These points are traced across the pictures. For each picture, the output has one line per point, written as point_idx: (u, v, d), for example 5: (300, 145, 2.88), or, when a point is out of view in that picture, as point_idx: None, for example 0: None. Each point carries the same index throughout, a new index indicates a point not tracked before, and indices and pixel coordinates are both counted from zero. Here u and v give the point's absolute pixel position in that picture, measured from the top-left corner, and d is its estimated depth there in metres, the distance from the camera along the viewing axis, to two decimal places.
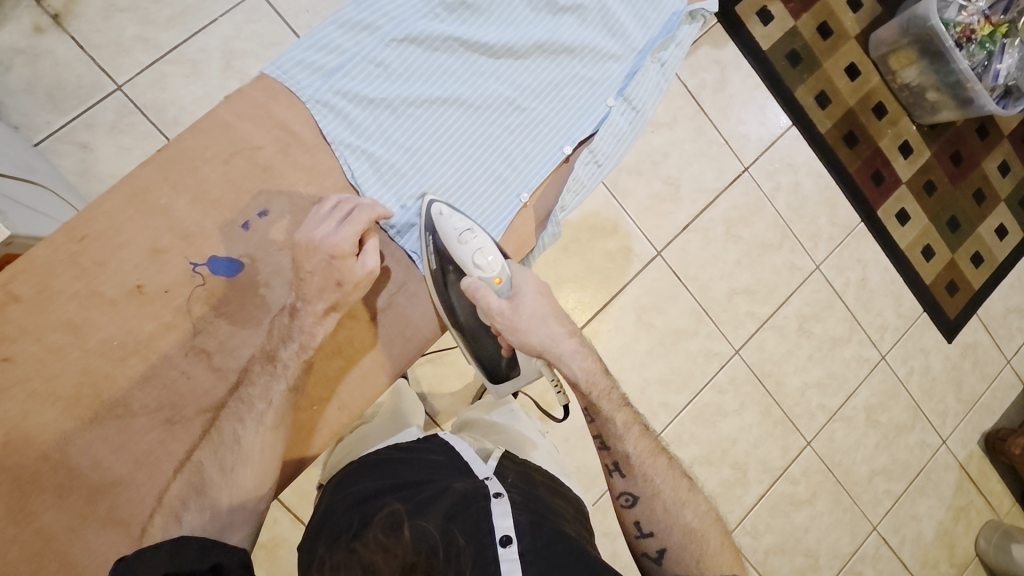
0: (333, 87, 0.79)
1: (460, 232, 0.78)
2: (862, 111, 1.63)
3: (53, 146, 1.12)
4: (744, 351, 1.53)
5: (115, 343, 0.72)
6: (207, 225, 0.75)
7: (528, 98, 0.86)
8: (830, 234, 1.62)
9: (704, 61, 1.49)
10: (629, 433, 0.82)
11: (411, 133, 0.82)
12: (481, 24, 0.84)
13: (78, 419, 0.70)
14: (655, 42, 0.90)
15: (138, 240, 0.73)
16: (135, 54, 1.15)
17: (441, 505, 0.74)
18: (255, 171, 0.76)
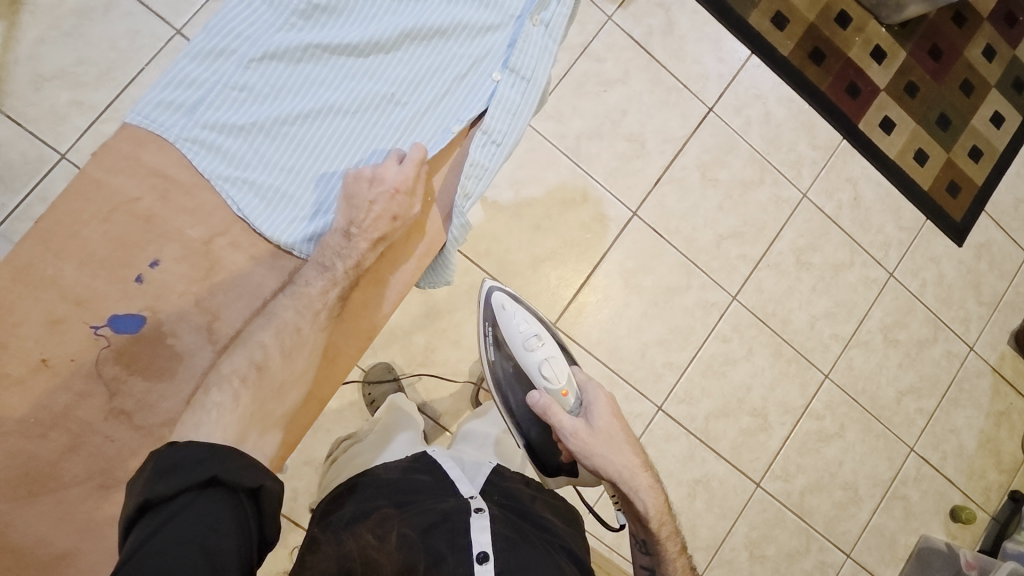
0: (198, 123, 0.73)
1: (527, 337, 1.06)
2: (823, 23, 1.55)
3: (14, 226, 1.13)
4: (742, 296, 1.49)
5: (32, 420, 0.67)
6: (101, 285, 0.70)
7: (408, 90, 0.80)
8: (812, 159, 1.55)
9: (646, 6, 1.43)
10: (672, 545, 0.89)
11: (291, 153, 0.76)
12: (341, 26, 0.78)
13: (13, 498, 0.66)
14: (529, 9, 0.84)
15: (33, 314, 0.68)
16: (72, 119, 1.16)
17: (425, 517, 0.78)
18: (137, 224, 0.71)
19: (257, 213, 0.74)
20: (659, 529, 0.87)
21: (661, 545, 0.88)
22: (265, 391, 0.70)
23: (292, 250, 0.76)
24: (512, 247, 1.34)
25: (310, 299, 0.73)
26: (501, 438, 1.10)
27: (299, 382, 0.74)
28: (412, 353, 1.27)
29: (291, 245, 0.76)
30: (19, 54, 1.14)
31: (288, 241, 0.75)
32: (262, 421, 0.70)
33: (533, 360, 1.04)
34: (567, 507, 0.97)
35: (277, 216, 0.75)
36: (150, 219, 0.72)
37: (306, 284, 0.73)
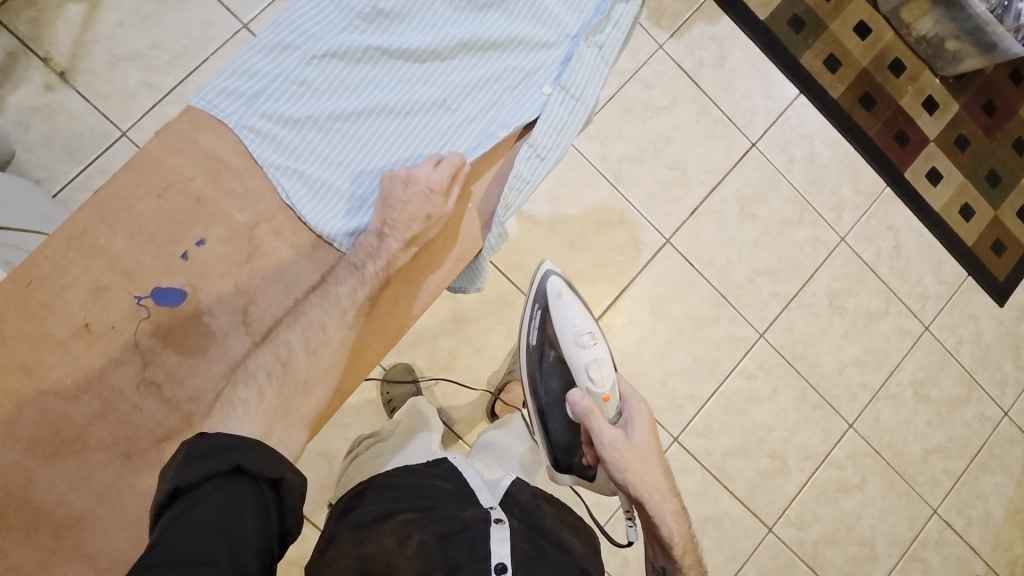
0: (258, 112, 0.75)
1: (580, 334, 1.07)
2: (877, 69, 1.53)
3: (71, 195, 1.18)
4: (771, 334, 1.46)
5: (68, 381, 0.69)
6: (147, 258, 0.72)
7: (459, 98, 0.82)
8: (854, 203, 1.53)
9: (701, 37, 1.44)
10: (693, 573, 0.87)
11: (342, 148, 0.77)
12: (402, 30, 0.80)
13: (41, 456, 0.68)
14: (585, 28, 0.85)
15: (82, 280, 0.70)
16: (139, 99, 1.21)
17: (445, 524, 0.79)
18: (188, 204, 0.74)
19: (304, 203, 0.76)
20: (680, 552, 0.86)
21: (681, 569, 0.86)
22: (290, 379, 0.71)
23: (332, 241, 0.77)
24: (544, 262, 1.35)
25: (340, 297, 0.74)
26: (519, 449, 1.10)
27: (324, 372, 0.75)
28: (436, 357, 1.27)
29: (332, 235, 0.76)
30: (98, 35, 1.20)
31: (329, 232, 0.76)
32: (285, 409, 0.71)
33: (582, 357, 1.04)
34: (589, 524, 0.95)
35: (321, 208, 0.76)
36: (200, 198, 0.74)
37: (337, 283, 0.74)
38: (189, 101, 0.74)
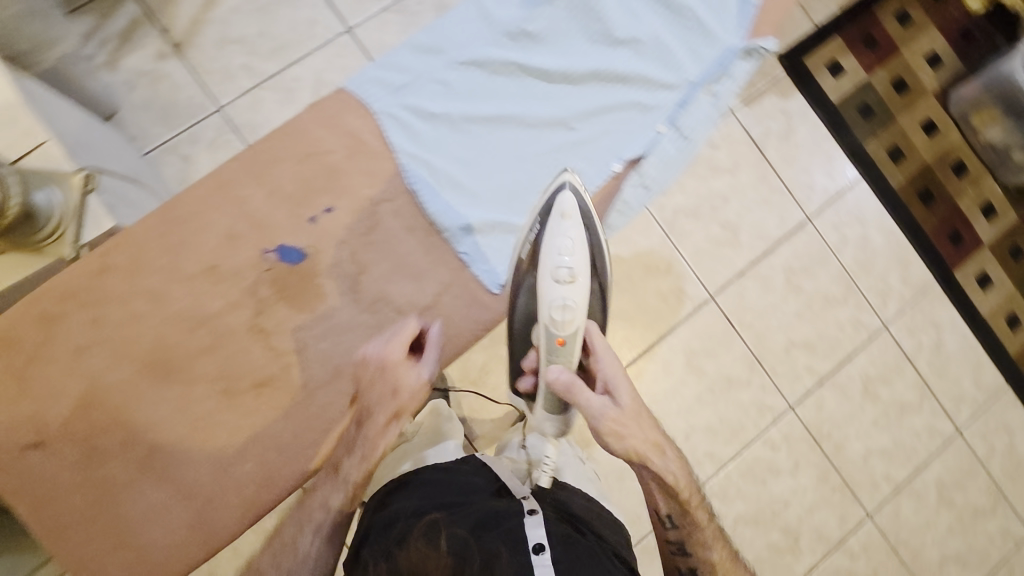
0: (403, 104, 0.84)
1: (560, 263, 0.80)
2: (939, 167, 1.57)
3: (160, 156, 1.25)
4: (800, 408, 1.46)
5: (187, 316, 0.80)
6: (278, 216, 0.82)
7: (581, 121, 0.86)
8: (901, 293, 1.53)
9: (770, 110, 1.49)
10: (711, 533, 0.82)
11: (469, 147, 0.85)
12: (540, 52, 0.86)
13: (150, 378, 0.79)
14: (709, 77, 0.87)
15: (216, 227, 0.81)
16: (238, 80, 1.29)
17: (476, 515, 0.79)
18: (323, 173, 0.82)
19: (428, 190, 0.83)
20: (695, 517, 0.82)
21: (700, 534, 0.81)
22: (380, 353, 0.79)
23: (446, 230, 0.84)
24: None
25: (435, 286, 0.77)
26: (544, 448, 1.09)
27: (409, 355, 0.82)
28: (467, 369, 1.30)
29: (444, 223, 0.84)
30: (214, 16, 1.29)
31: (444, 222, 0.84)
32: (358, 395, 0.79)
33: (552, 293, 0.80)
34: (601, 510, 0.92)
35: (443, 198, 0.84)
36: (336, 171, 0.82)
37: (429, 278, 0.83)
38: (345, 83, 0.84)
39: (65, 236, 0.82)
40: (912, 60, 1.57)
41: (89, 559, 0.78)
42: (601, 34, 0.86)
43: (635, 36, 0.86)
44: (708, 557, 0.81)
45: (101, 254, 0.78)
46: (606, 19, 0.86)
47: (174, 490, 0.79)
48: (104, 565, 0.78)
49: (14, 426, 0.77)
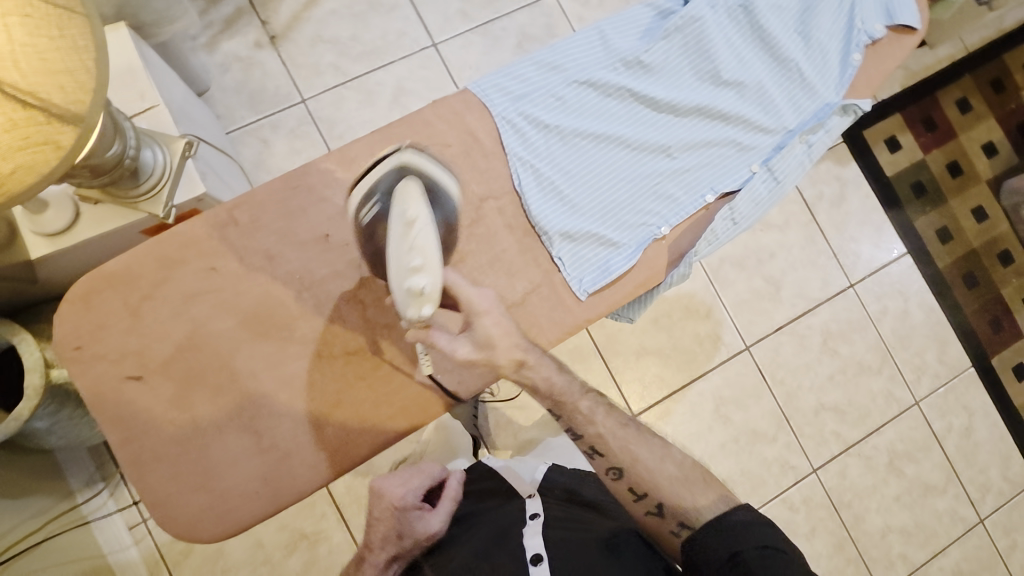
0: (519, 110, 0.82)
1: (399, 251, 0.69)
2: (986, 253, 1.58)
3: (241, 137, 1.30)
4: (823, 472, 1.44)
5: (296, 277, 0.78)
6: (398, 198, 0.79)
7: (681, 150, 0.86)
8: (936, 372, 1.52)
9: (825, 174, 1.52)
10: (657, 453, 0.82)
11: (574, 160, 0.84)
12: (652, 82, 0.85)
13: (252, 331, 0.77)
14: (805, 126, 0.87)
15: (336, 199, 0.79)
16: (325, 77, 1.35)
17: (492, 528, 0.88)
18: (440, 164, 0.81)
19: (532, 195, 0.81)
20: (632, 446, 0.82)
21: (643, 466, 0.80)
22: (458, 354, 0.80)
23: (543, 235, 0.81)
24: (626, 329, 1.39)
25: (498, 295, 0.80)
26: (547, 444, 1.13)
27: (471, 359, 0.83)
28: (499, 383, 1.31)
29: (544, 229, 0.81)
30: (312, 16, 1.36)
31: (544, 226, 0.81)
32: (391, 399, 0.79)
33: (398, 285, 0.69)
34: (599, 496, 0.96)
35: (544, 204, 0.82)
36: (450, 162, 0.80)
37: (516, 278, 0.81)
38: (467, 85, 0.82)
39: (161, 195, 0.85)
40: (969, 147, 1.60)
41: (168, 499, 0.75)
42: (709, 72, 0.86)
43: (741, 79, 0.86)
44: (669, 486, 0.78)
45: (226, 206, 0.77)
46: (717, 57, 0.86)
47: (256, 447, 0.76)
48: (182, 509, 0.75)
49: (121, 355, 0.74)
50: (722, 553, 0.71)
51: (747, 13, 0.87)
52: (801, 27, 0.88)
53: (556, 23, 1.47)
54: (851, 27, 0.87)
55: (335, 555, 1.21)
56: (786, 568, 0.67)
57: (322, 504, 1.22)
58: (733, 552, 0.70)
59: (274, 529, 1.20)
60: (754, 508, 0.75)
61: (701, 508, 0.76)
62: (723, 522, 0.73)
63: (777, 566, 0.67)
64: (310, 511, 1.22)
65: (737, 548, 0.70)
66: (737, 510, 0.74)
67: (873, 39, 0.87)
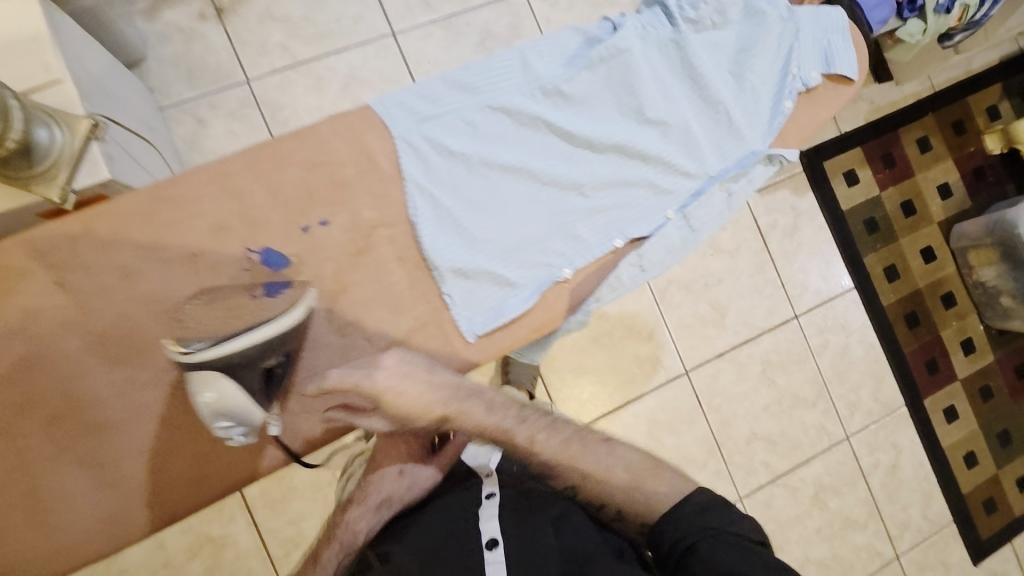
0: (423, 133, 0.78)
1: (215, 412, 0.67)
2: (929, 294, 1.58)
3: (175, 114, 1.22)
4: (749, 501, 1.43)
5: (152, 299, 0.72)
6: (275, 218, 0.75)
7: (595, 188, 0.83)
8: (870, 409, 1.54)
9: (781, 203, 1.51)
10: (601, 449, 0.74)
11: (480, 191, 0.80)
12: (572, 114, 0.82)
13: (96, 357, 0.71)
14: (728, 173, 0.85)
15: (208, 215, 0.73)
16: (272, 57, 1.28)
17: (445, 517, 0.79)
18: (330, 186, 0.76)
19: (426, 226, 0.77)
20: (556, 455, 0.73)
21: (589, 467, 0.73)
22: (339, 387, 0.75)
23: (435, 269, 0.78)
24: (565, 345, 1.37)
25: (377, 332, 0.76)
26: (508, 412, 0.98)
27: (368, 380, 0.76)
28: None
29: (438, 263, 0.78)
30: None
31: (437, 262, 0.78)
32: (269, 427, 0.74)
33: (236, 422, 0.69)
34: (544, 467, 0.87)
35: (441, 235, 0.79)
36: (344, 185, 0.76)
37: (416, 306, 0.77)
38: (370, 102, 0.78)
39: (58, 178, 0.79)
40: (925, 187, 1.59)
41: None
42: (632, 109, 0.84)
43: (665, 118, 0.84)
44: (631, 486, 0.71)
45: (82, 217, 0.71)
46: (641, 94, 0.83)
47: (93, 482, 0.71)
48: (12, 546, 0.70)
49: None
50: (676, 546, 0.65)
51: (679, 49, 0.84)
52: (735, 68, 0.85)
53: (522, 23, 1.40)
54: (785, 73, 0.85)
55: (241, 561, 1.19)
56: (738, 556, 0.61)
57: (231, 507, 1.19)
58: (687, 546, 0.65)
59: (177, 533, 1.17)
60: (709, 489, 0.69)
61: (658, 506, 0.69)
62: (678, 513, 0.67)
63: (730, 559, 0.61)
64: (219, 514, 1.19)
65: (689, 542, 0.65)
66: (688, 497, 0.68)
67: (805, 87, 0.85)
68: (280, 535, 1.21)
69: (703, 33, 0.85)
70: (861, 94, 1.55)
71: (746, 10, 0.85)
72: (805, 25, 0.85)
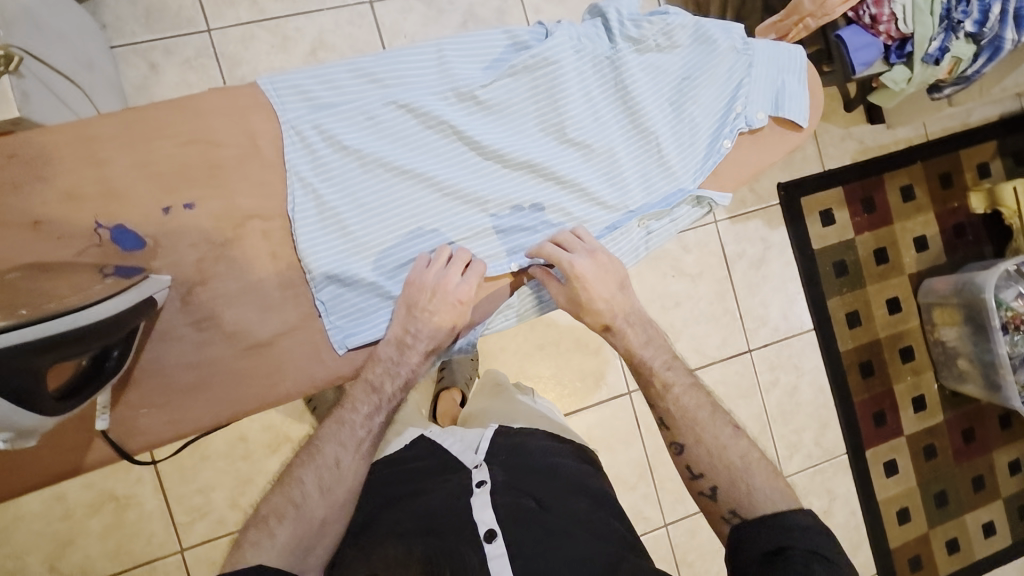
0: (314, 122, 0.58)
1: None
2: (888, 346, 1.47)
3: (125, 54, 0.99)
4: (672, 527, 1.24)
5: None
6: (137, 194, 0.54)
7: (503, 208, 0.63)
8: (810, 452, 1.43)
9: (751, 234, 1.40)
10: (726, 430, 0.67)
11: (370, 197, 0.60)
12: (490, 122, 0.62)
13: None
14: (650, 209, 0.65)
15: (58, 178, 0.53)
16: (239, 9, 1.03)
17: (434, 512, 0.61)
18: (201, 167, 0.56)
19: (306, 231, 0.58)
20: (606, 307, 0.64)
21: (699, 424, 0.67)
22: (202, 387, 0.56)
23: (312, 280, 0.59)
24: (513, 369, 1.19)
25: (238, 331, 0.57)
26: (517, 399, 0.86)
27: (254, 376, 0.58)
28: None
29: (313, 266, 0.58)
30: None
31: (313, 263, 0.58)
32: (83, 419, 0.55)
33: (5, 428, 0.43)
34: (556, 461, 0.68)
35: (320, 235, 0.59)
36: (217, 167, 0.56)
37: (281, 312, 0.58)
38: (258, 78, 0.58)
39: None
40: (901, 236, 1.48)
41: None
42: (557, 123, 0.63)
43: (590, 140, 0.64)
44: (740, 473, 0.64)
45: None
46: (568, 109, 0.63)
47: None
48: None
49: None
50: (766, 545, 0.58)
51: (614, 69, 0.64)
52: (675, 97, 0.65)
53: (507, 9, 1.11)
54: (728, 108, 0.65)
55: (143, 524, 1.01)
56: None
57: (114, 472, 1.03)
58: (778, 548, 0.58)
59: (80, 486, 1.00)
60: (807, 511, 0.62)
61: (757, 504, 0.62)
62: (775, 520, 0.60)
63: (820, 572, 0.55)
64: (126, 473, 1.01)
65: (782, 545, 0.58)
66: (794, 512, 0.60)
67: (749, 128, 0.66)
68: (187, 502, 1.03)
69: (643, 54, 0.64)
70: (850, 132, 1.46)
71: (696, 33, 0.64)
72: (759, 58, 0.65)
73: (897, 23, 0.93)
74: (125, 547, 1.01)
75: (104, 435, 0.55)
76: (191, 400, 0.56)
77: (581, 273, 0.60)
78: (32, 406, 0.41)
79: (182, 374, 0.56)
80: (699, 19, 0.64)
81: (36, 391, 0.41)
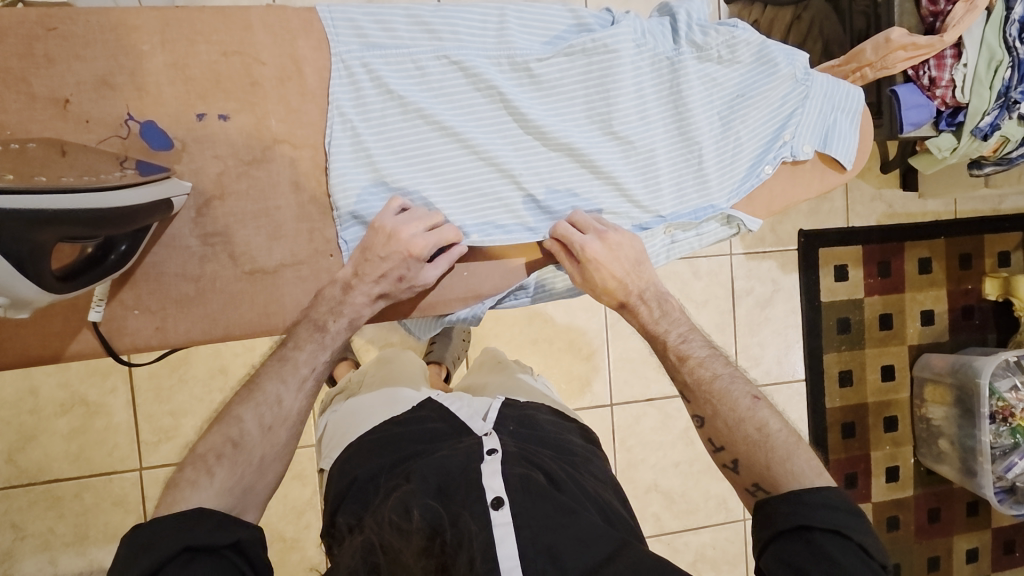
0: (366, 62, 0.57)
1: None
2: (876, 412, 1.46)
3: None
4: None
5: None
6: (168, 92, 0.53)
7: (534, 185, 0.62)
8: None
9: (763, 273, 1.39)
10: (744, 400, 0.63)
11: (405, 147, 0.59)
12: (538, 96, 0.61)
13: None
14: (677, 219, 0.65)
15: (93, 59, 0.51)
16: None
17: (444, 469, 0.57)
18: (239, 78, 0.54)
19: (337, 169, 0.57)
20: (621, 274, 0.62)
21: (716, 396, 0.63)
22: (196, 299, 0.56)
23: (337, 218, 0.58)
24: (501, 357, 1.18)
25: (245, 254, 0.56)
26: (517, 375, 0.85)
27: (254, 304, 0.57)
28: None
29: (342, 205, 0.58)
30: None
31: (341, 200, 0.58)
32: (70, 308, 0.54)
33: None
34: (565, 439, 0.68)
35: (352, 172, 0.58)
36: (256, 84, 0.55)
37: (291, 244, 0.58)
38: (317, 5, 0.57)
39: None
40: (910, 307, 1.47)
41: None
42: (603, 113, 0.63)
43: (632, 136, 0.63)
44: (760, 444, 0.61)
45: None
46: (618, 102, 0.62)
47: None
48: None
49: None
50: (786, 521, 0.55)
51: (671, 71, 0.63)
52: (725, 112, 0.64)
53: None
54: (775, 136, 0.65)
55: (108, 435, 1.01)
56: (855, 563, 0.51)
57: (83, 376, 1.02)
58: (800, 525, 0.54)
59: (54, 384, 0.99)
60: (844, 489, 0.57)
61: (780, 479, 0.58)
62: (804, 495, 0.55)
63: (843, 558, 0.51)
64: (101, 380, 1.00)
65: (806, 522, 0.54)
66: (819, 490, 0.55)
67: (792, 158, 0.65)
68: (156, 423, 1.02)
69: (703, 62, 0.63)
70: (880, 193, 1.45)
71: (759, 52, 0.63)
72: (815, 91, 0.65)
73: (955, 90, 0.93)
74: (86, 453, 1.00)
75: (92, 328, 0.54)
76: (185, 310, 0.56)
77: (593, 257, 0.60)
78: (29, 278, 0.40)
79: (182, 283, 0.55)
80: (765, 39, 0.63)
81: (36, 266, 0.40)
